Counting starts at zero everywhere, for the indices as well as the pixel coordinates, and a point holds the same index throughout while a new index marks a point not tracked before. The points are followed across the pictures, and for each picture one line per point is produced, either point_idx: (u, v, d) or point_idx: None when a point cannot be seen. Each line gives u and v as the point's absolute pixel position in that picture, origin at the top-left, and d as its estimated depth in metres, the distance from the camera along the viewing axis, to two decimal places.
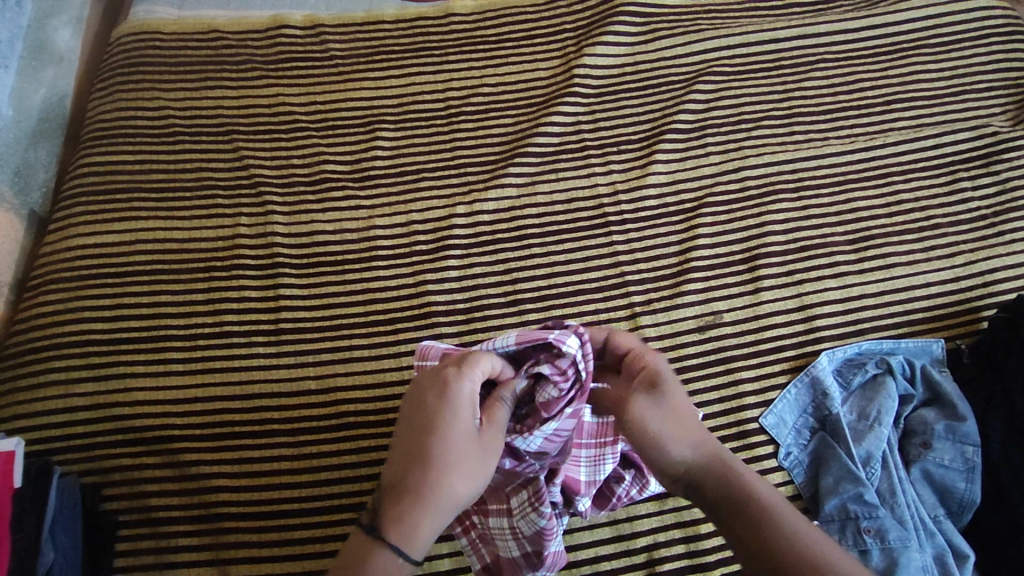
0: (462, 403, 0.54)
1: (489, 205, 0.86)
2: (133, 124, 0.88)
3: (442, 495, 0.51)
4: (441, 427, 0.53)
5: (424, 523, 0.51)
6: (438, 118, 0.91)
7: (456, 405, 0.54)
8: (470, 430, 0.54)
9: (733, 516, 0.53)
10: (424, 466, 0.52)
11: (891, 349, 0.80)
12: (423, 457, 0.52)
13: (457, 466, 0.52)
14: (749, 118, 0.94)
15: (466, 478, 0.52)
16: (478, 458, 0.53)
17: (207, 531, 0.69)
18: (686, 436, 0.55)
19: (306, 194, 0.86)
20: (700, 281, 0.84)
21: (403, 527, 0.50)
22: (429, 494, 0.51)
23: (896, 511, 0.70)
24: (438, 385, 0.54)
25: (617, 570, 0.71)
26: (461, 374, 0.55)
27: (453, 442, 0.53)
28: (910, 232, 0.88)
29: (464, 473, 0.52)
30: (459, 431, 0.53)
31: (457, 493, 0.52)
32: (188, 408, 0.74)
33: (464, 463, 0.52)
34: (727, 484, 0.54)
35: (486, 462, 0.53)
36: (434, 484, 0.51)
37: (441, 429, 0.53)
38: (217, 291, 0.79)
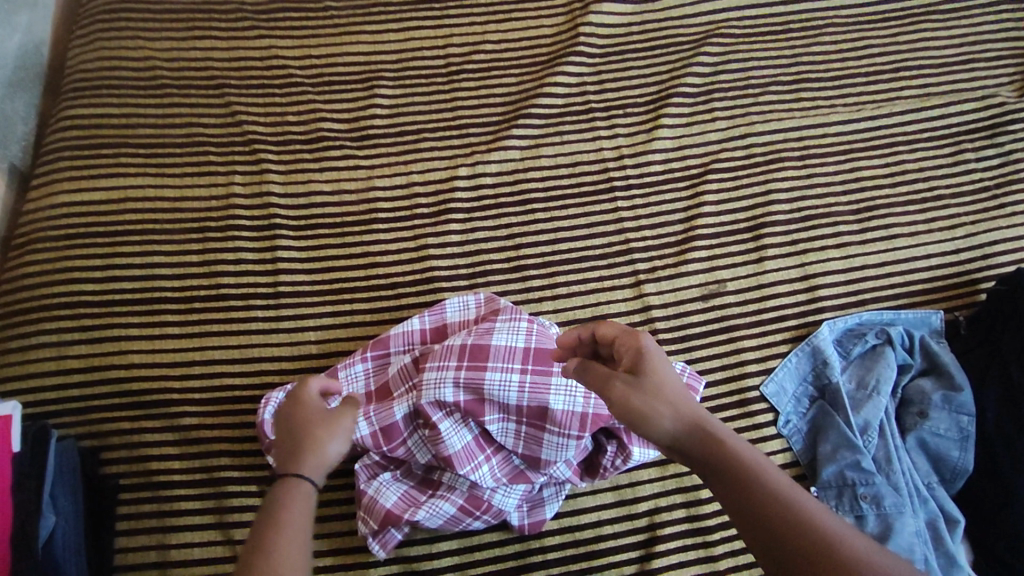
0: (305, 397, 0.60)
1: (492, 168, 0.84)
2: (117, 75, 0.83)
3: (309, 440, 0.55)
4: (294, 408, 0.59)
5: (304, 461, 0.54)
6: (439, 76, 0.88)
7: (300, 397, 0.60)
8: (320, 408, 0.59)
9: (734, 496, 0.49)
10: (290, 432, 0.56)
11: (891, 320, 0.81)
12: (288, 430, 0.57)
13: (314, 425, 0.57)
14: (757, 83, 0.92)
15: (326, 428, 0.56)
16: (329, 417, 0.58)
17: (211, 495, 0.68)
18: (673, 411, 0.53)
19: (302, 152, 0.82)
20: (705, 248, 0.83)
21: (286, 470, 0.53)
22: (297, 445, 0.55)
23: (891, 478, 0.71)
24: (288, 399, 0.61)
25: (619, 534, 0.72)
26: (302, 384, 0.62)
27: (304, 415, 0.58)
28: (913, 203, 0.88)
29: (322, 426, 0.57)
30: (311, 407, 0.59)
31: (325, 437, 0.56)
32: (186, 372, 0.72)
33: (320, 420, 0.57)
34: (723, 462, 0.51)
35: (340, 416, 0.58)
36: (302, 437, 0.56)
37: (293, 413, 0.59)
38: (213, 253, 0.77)
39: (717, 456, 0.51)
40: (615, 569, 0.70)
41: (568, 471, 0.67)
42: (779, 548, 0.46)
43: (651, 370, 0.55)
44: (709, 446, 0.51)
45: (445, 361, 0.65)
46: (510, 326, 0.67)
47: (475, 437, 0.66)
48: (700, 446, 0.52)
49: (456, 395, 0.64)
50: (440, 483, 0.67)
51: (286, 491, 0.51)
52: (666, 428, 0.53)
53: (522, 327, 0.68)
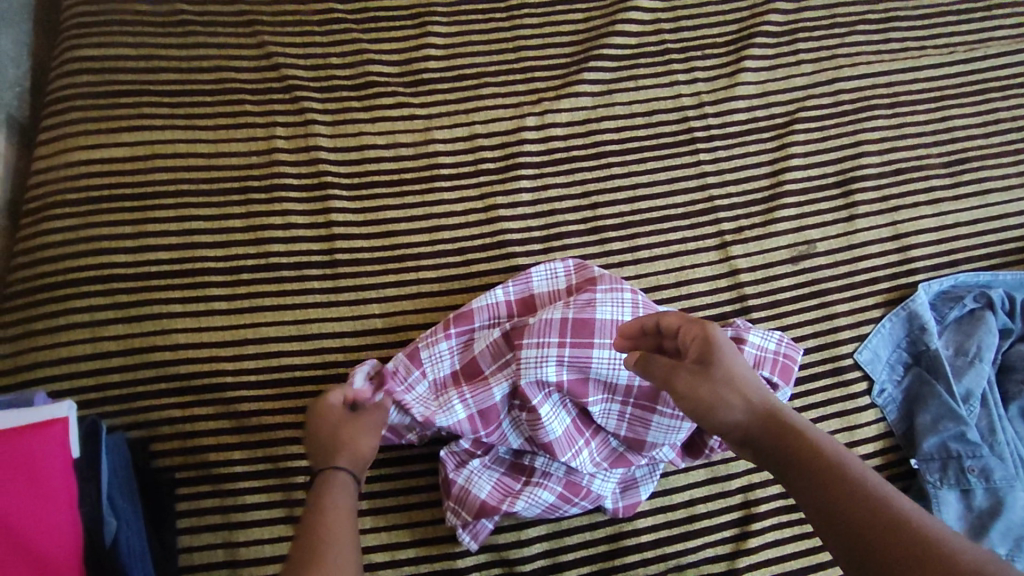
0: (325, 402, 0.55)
1: (562, 117, 0.76)
2: (130, 9, 0.71)
3: (342, 446, 0.51)
4: (320, 412, 0.54)
5: (340, 469, 0.50)
6: (498, 11, 0.78)
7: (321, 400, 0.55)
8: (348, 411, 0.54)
9: (811, 496, 0.44)
10: (321, 437, 0.52)
11: (988, 283, 0.76)
12: (316, 437, 0.52)
13: (344, 429, 0.53)
14: (842, 23, 0.84)
15: (357, 432, 0.53)
16: (364, 422, 0.54)
17: (277, 487, 0.62)
18: (739, 398, 0.49)
19: (350, 100, 0.73)
20: (793, 206, 0.77)
21: (322, 478, 0.49)
22: (330, 452, 0.51)
23: (996, 449, 0.68)
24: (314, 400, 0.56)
25: (714, 514, 0.67)
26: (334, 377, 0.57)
27: (333, 417, 0.53)
28: (1007, 154, 0.82)
29: (354, 430, 0.53)
30: (339, 410, 0.54)
31: (361, 440, 0.52)
32: (239, 352, 0.64)
33: (350, 424, 0.53)
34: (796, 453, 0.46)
35: (369, 418, 0.54)
36: (333, 443, 0.51)
37: (324, 416, 0.54)
38: (258, 216, 0.68)
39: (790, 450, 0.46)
40: (714, 551, 0.66)
41: (671, 454, 0.63)
42: (856, 539, 0.40)
43: (719, 356, 0.51)
44: (779, 437, 0.47)
45: (546, 337, 0.60)
46: (614, 298, 0.62)
47: (574, 419, 0.63)
48: (767, 435, 0.47)
49: (560, 374, 0.60)
50: (533, 468, 0.62)
51: (325, 501, 0.47)
52: (730, 417, 0.49)
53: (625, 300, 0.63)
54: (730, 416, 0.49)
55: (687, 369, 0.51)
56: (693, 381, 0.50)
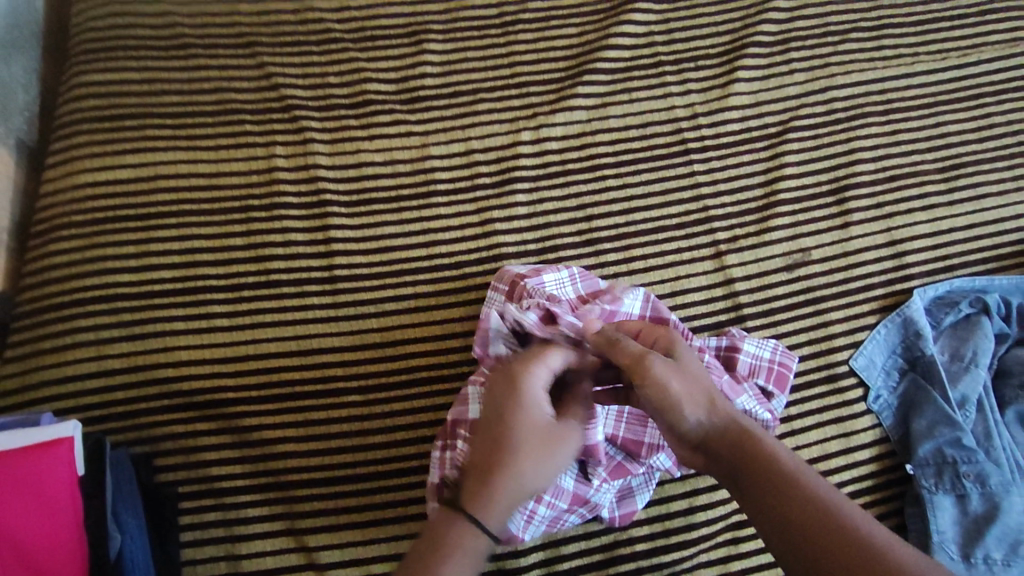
0: (535, 393, 0.52)
1: (557, 131, 0.77)
2: (132, 34, 0.73)
3: (507, 471, 0.49)
4: (502, 408, 0.51)
5: (498, 498, 0.48)
6: (493, 28, 0.79)
7: (526, 393, 0.51)
8: (542, 417, 0.51)
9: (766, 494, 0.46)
10: (491, 444, 0.50)
11: (985, 287, 0.76)
12: (490, 439, 0.50)
13: (521, 444, 0.49)
14: (837, 31, 0.84)
15: (531, 455, 0.49)
16: (545, 442, 0.50)
17: (278, 500, 0.64)
18: (704, 396, 0.51)
19: (348, 118, 0.74)
20: (788, 215, 0.77)
21: (477, 500, 0.48)
22: (494, 471, 0.49)
23: (993, 454, 0.68)
24: (505, 380, 0.52)
25: (711, 522, 0.68)
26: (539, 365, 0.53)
27: (523, 424, 0.50)
28: (1002, 159, 0.82)
29: (529, 450, 0.49)
30: (530, 413, 0.51)
31: (530, 470, 0.49)
32: (240, 368, 0.66)
33: (532, 442, 0.50)
34: (751, 451, 0.48)
35: (556, 443, 0.50)
36: (500, 460, 0.49)
37: (518, 420, 0.50)
38: (258, 235, 0.69)
39: (743, 450, 0.48)
40: (708, 558, 0.67)
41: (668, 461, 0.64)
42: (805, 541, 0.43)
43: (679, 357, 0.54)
44: (735, 435, 0.49)
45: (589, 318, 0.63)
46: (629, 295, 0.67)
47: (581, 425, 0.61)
48: (725, 435, 0.49)
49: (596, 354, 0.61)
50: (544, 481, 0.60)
51: (461, 549, 0.47)
52: (694, 413, 0.50)
53: (637, 295, 0.67)
54: (695, 413, 0.50)
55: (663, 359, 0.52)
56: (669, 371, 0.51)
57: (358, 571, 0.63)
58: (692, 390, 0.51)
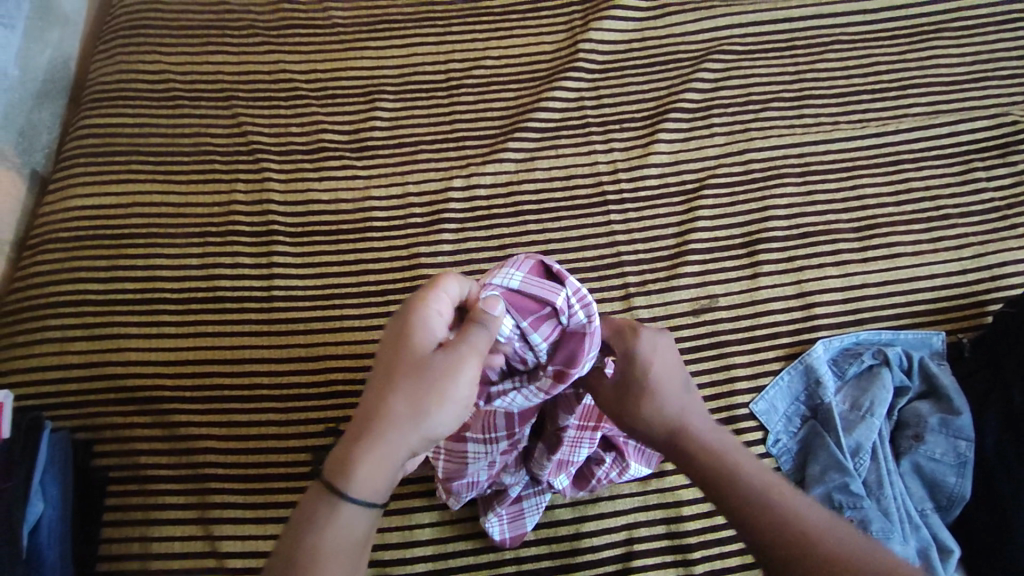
0: (420, 326, 0.48)
1: (486, 179, 0.85)
2: (134, 88, 0.88)
3: (378, 427, 0.46)
4: (384, 352, 0.49)
5: (366, 456, 0.46)
6: (440, 90, 0.90)
7: (415, 324, 0.48)
8: (427, 352, 0.48)
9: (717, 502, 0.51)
10: (369, 394, 0.48)
11: (889, 340, 0.79)
12: (370, 387, 0.48)
13: (394, 390, 0.47)
14: (758, 100, 0.91)
15: (406, 403, 0.46)
16: (430, 382, 0.46)
17: (192, 491, 0.71)
18: (655, 413, 0.55)
19: (302, 161, 0.85)
20: (698, 263, 0.83)
21: (342, 460, 0.46)
22: (363, 428, 0.46)
23: (882, 502, 0.69)
24: (397, 316, 0.49)
25: (597, 547, 0.71)
26: (430, 293, 0.49)
27: (407, 369, 0.47)
28: (919, 222, 0.86)
29: (401, 397, 0.46)
30: (414, 352, 0.47)
31: (401, 420, 0.46)
32: (177, 372, 0.75)
33: (405, 388, 0.46)
34: (690, 457, 0.53)
35: (433, 387, 0.46)
36: (371, 411, 0.47)
37: (400, 364, 0.47)
38: (212, 256, 0.80)
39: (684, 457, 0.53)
40: None
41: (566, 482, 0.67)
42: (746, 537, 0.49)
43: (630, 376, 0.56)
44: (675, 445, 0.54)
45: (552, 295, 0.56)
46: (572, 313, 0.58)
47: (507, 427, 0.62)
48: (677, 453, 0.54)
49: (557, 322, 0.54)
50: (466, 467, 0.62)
51: (348, 538, 0.45)
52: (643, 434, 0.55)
53: None
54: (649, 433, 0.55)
55: (608, 391, 0.57)
56: (613, 402, 0.57)
57: (254, 563, 0.68)
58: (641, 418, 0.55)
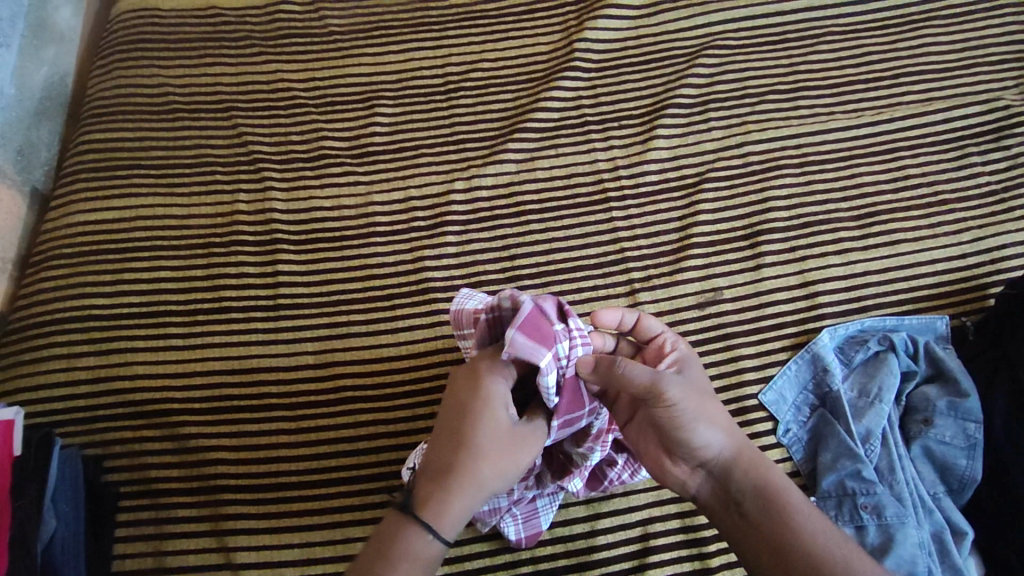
0: (498, 395, 0.55)
1: (488, 181, 0.85)
2: (132, 101, 0.88)
3: (459, 480, 0.52)
4: (464, 412, 0.54)
5: (457, 505, 0.51)
6: (437, 94, 0.90)
7: (492, 394, 0.54)
8: (505, 422, 0.54)
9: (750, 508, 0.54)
10: (452, 449, 0.53)
11: (894, 326, 0.80)
12: (454, 443, 0.53)
13: (485, 450, 0.52)
14: (754, 93, 0.92)
15: (495, 465, 0.52)
16: (510, 448, 0.53)
17: (206, 502, 0.70)
18: (718, 422, 0.55)
19: (304, 169, 0.85)
20: (701, 257, 0.83)
21: (434, 508, 0.51)
22: (454, 481, 0.52)
23: (894, 488, 0.69)
24: (472, 381, 0.55)
25: (613, 545, 0.71)
26: (504, 367, 0.55)
27: (488, 431, 0.53)
28: (918, 208, 0.86)
29: (492, 460, 0.52)
30: (494, 420, 0.54)
31: (488, 480, 0.52)
32: (187, 383, 0.75)
33: (495, 453, 0.53)
34: (753, 468, 0.55)
35: (516, 454, 0.53)
36: (461, 468, 0.52)
37: (481, 424, 0.53)
38: (216, 267, 0.80)
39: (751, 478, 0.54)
40: None
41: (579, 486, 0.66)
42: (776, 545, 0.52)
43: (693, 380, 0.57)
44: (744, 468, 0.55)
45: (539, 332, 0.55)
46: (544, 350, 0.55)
47: None
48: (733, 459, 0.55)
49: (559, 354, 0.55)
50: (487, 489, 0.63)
51: (412, 556, 0.49)
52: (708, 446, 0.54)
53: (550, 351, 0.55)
54: (708, 443, 0.54)
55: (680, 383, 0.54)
56: (687, 395, 0.54)
57: (270, 572, 0.68)
58: (705, 418, 0.55)
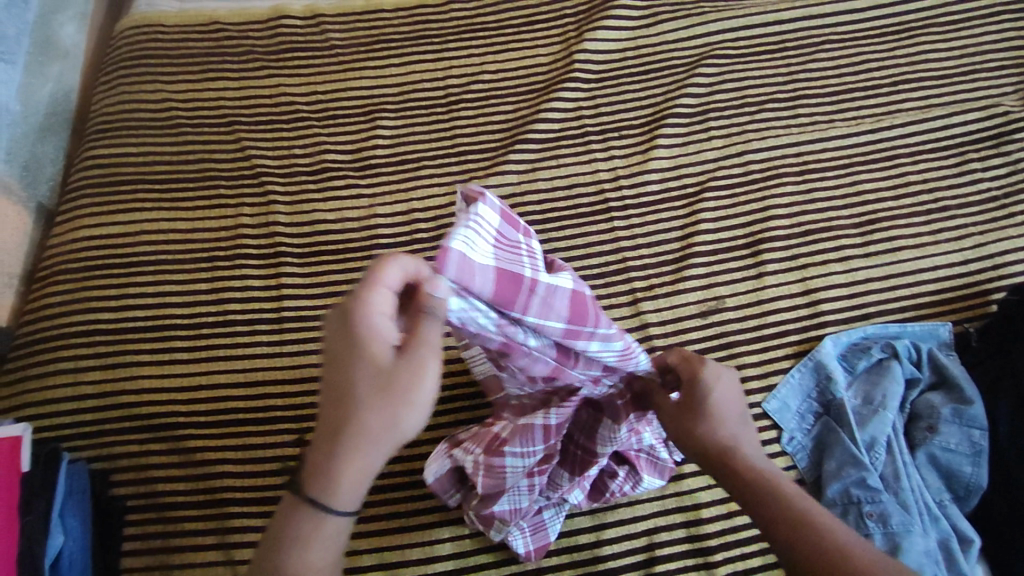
0: (368, 325, 0.42)
1: (490, 192, 0.86)
2: (137, 116, 0.89)
3: (342, 444, 0.43)
4: (335, 357, 0.43)
5: (347, 473, 0.43)
6: (439, 106, 0.91)
7: (360, 327, 0.42)
8: (383, 359, 0.43)
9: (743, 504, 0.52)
10: (333, 407, 0.43)
11: (897, 333, 0.80)
12: (332, 401, 0.44)
13: (362, 402, 0.43)
14: (753, 101, 0.92)
15: (381, 416, 0.43)
16: (392, 389, 0.42)
17: (211, 516, 0.70)
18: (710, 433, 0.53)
19: (307, 183, 0.86)
20: (702, 265, 0.83)
21: (320, 482, 0.43)
22: (336, 446, 0.43)
23: (899, 496, 0.69)
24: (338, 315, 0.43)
25: (618, 555, 0.71)
26: (371, 289, 0.42)
27: (364, 376, 0.43)
28: (919, 215, 0.87)
29: (373, 411, 0.43)
30: (368, 360, 0.43)
31: (378, 436, 0.43)
32: (192, 397, 0.75)
33: (376, 402, 0.42)
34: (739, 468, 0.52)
35: (401, 395, 0.43)
36: (342, 429, 0.43)
37: (356, 370, 0.43)
38: (220, 280, 0.80)
39: (743, 464, 0.52)
40: None
41: (579, 496, 0.67)
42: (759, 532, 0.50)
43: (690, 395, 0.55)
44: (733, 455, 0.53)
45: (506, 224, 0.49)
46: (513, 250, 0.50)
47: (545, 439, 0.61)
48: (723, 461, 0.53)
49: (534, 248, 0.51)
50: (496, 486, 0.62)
51: (309, 539, 0.44)
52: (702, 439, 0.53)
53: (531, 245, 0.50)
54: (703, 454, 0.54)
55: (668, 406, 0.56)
56: (672, 416, 0.55)
57: None
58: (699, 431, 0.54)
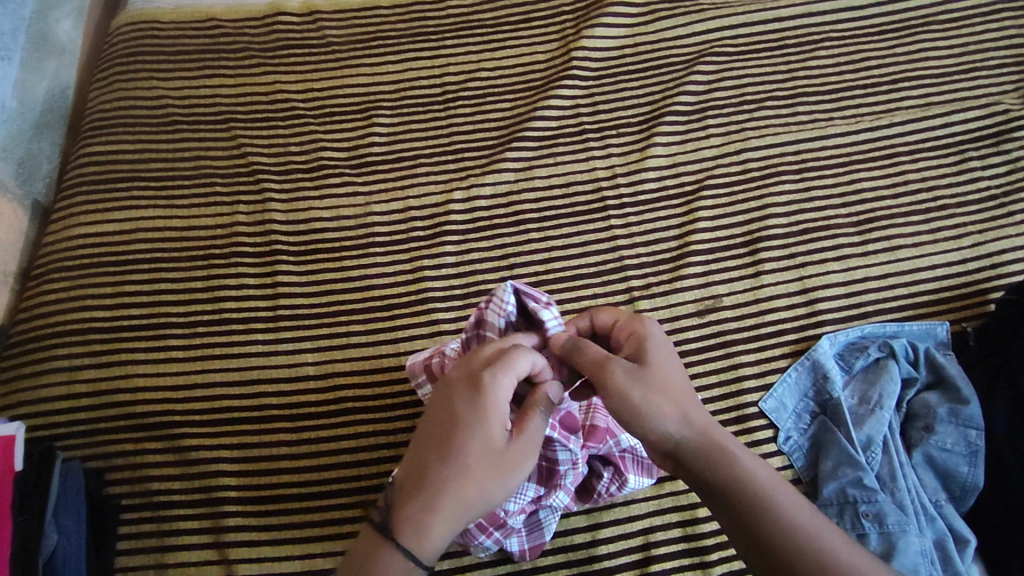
0: (493, 407, 0.53)
1: (486, 190, 0.85)
2: (132, 112, 0.88)
3: (443, 502, 0.51)
4: (454, 425, 0.52)
5: (438, 529, 0.50)
6: (436, 104, 0.90)
7: (486, 408, 0.52)
8: (497, 438, 0.52)
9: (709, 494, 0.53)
10: (441, 466, 0.51)
11: (894, 333, 0.80)
12: (438, 460, 0.52)
13: (474, 471, 0.51)
14: (752, 99, 0.92)
15: (483, 487, 0.51)
16: (499, 466, 0.52)
17: (206, 515, 0.70)
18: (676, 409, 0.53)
19: (303, 180, 0.85)
20: (700, 264, 0.83)
21: (415, 530, 0.50)
22: (438, 501, 0.51)
23: (896, 496, 0.69)
24: (467, 391, 0.53)
25: (613, 555, 0.71)
26: (499, 373, 0.53)
27: (479, 448, 0.52)
28: (917, 213, 0.86)
29: (480, 481, 0.51)
30: (486, 435, 0.52)
31: (473, 501, 0.51)
32: (187, 395, 0.75)
33: (484, 472, 0.51)
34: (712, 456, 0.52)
35: (506, 473, 0.52)
36: (447, 488, 0.51)
37: (472, 439, 0.52)
38: (216, 278, 0.80)
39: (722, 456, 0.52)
40: None
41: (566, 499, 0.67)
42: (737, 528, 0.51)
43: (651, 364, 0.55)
44: (709, 454, 0.52)
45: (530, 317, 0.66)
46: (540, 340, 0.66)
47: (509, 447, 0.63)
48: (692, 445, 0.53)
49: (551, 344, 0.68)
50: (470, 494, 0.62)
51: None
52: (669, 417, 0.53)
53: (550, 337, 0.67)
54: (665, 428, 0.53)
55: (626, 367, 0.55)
56: (634, 378, 0.54)
57: None
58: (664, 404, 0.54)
